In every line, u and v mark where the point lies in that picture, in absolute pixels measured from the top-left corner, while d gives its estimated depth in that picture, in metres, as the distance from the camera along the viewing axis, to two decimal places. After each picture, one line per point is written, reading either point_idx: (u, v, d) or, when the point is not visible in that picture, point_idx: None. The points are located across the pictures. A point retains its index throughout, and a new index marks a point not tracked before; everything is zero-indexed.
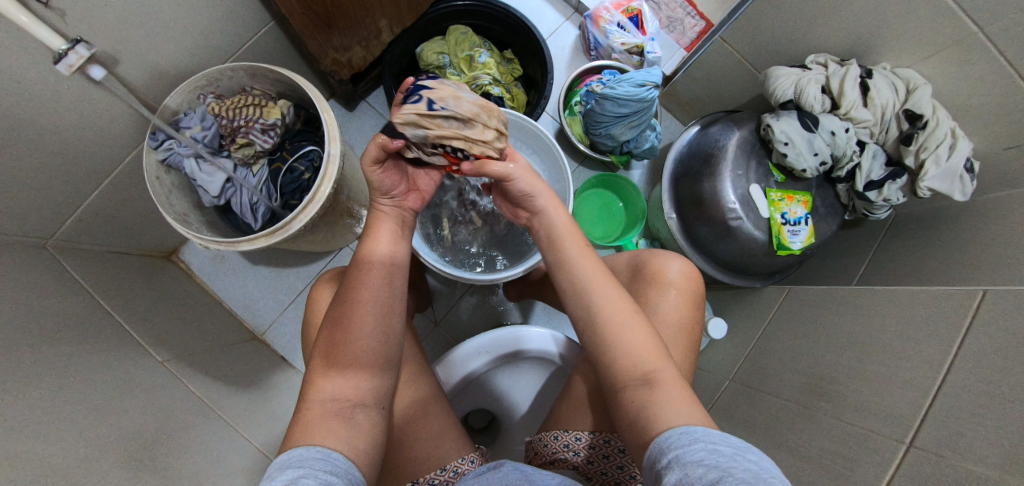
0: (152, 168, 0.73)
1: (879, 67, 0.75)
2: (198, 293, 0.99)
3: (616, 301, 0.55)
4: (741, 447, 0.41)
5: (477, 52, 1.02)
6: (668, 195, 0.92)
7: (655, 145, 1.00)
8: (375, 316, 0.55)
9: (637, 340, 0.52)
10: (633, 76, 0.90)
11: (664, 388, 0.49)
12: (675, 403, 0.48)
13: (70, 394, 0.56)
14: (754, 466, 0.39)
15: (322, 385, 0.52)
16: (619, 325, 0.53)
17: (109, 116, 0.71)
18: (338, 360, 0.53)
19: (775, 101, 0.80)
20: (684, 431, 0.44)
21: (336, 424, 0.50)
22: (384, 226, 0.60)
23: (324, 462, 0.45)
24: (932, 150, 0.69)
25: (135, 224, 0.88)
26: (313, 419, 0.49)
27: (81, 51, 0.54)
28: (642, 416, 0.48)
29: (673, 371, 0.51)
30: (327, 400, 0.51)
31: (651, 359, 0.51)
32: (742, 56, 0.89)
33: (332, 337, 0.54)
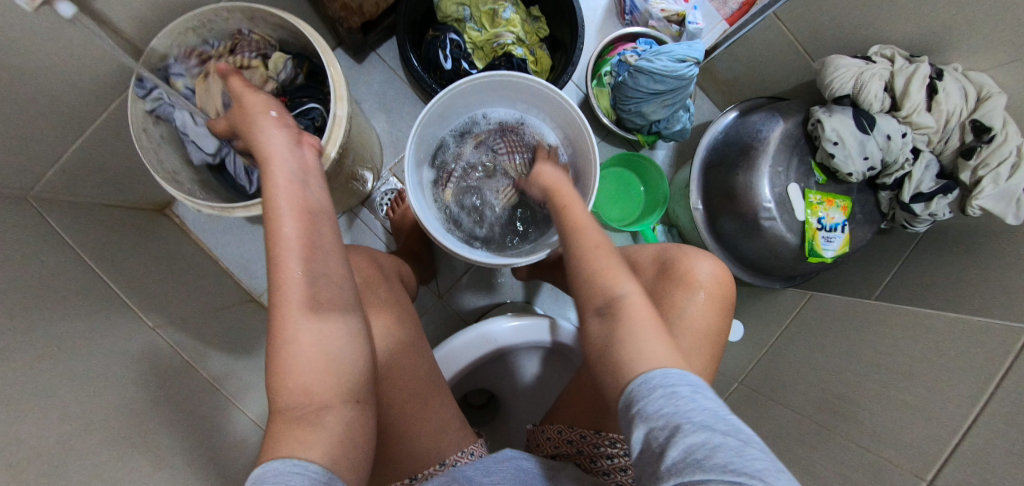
0: (138, 119, 0.65)
1: (950, 68, 0.68)
2: (193, 250, 0.94)
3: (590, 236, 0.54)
4: (696, 384, 0.40)
5: (501, 6, 0.93)
6: (696, 184, 0.86)
7: (687, 128, 0.93)
8: (330, 265, 0.49)
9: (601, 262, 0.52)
10: (673, 50, 0.82)
11: (629, 320, 0.46)
12: (652, 338, 0.44)
13: (57, 367, 0.53)
14: (711, 402, 0.38)
15: (284, 389, 0.44)
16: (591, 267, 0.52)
17: (90, 58, 0.62)
18: (293, 324, 0.45)
19: (829, 94, 0.73)
20: (644, 380, 0.41)
21: (308, 429, 0.42)
22: (277, 163, 0.51)
23: (300, 477, 0.39)
24: (993, 166, 0.64)
25: (125, 176, 0.81)
26: (280, 429, 0.42)
27: None
28: (613, 353, 0.45)
29: (637, 296, 0.48)
30: (288, 407, 0.43)
31: (610, 284, 0.50)
32: (795, 37, 0.81)
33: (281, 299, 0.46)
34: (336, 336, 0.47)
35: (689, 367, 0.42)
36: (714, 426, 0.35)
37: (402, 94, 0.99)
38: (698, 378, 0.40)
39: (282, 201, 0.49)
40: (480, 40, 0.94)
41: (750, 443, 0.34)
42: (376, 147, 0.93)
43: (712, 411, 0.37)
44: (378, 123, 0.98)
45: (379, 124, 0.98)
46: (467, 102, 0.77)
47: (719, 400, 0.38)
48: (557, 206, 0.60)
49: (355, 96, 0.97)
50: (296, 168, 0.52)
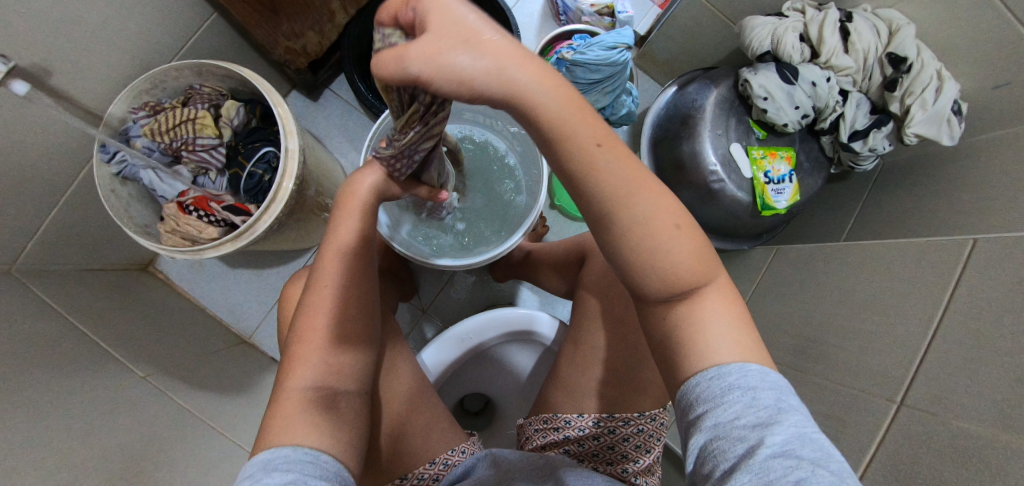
0: (106, 182, 0.69)
1: (859, 9, 0.71)
2: (180, 302, 0.98)
3: (661, 210, 0.39)
4: (781, 394, 0.38)
5: None
6: (648, 161, 0.88)
7: (633, 111, 0.96)
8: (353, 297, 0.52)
9: (685, 254, 0.39)
10: (604, 39, 0.85)
11: (708, 306, 0.41)
12: (725, 327, 0.41)
13: (48, 421, 0.55)
14: (798, 425, 0.36)
15: (301, 371, 0.48)
16: (659, 249, 0.39)
17: (52, 131, 0.67)
18: (316, 349, 0.49)
19: (751, 54, 0.75)
20: (715, 376, 0.39)
21: (320, 415, 0.47)
22: (353, 210, 0.52)
23: (314, 467, 0.43)
24: (918, 94, 0.65)
25: (104, 239, 0.85)
26: (291, 410, 0.46)
27: None
28: (680, 354, 0.41)
29: (721, 288, 0.42)
30: (305, 388, 0.48)
31: (695, 275, 0.40)
32: (717, 8, 0.84)
33: (307, 327, 0.50)
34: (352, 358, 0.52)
35: (767, 363, 0.41)
36: (797, 450, 0.34)
37: (360, 124, 1.03)
38: (782, 382, 0.39)
39: (343, 244, 0.52)
40: None
41: (837, 474, 0.33)
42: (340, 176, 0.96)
43: (796, 428, 0.36)
44: (341, 155, 1.02)
45: (342, 155, 1.03)
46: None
47: (806, 413, 0.37)
48: (596, 146, 0.36)
49: (315, 133, 1.01)
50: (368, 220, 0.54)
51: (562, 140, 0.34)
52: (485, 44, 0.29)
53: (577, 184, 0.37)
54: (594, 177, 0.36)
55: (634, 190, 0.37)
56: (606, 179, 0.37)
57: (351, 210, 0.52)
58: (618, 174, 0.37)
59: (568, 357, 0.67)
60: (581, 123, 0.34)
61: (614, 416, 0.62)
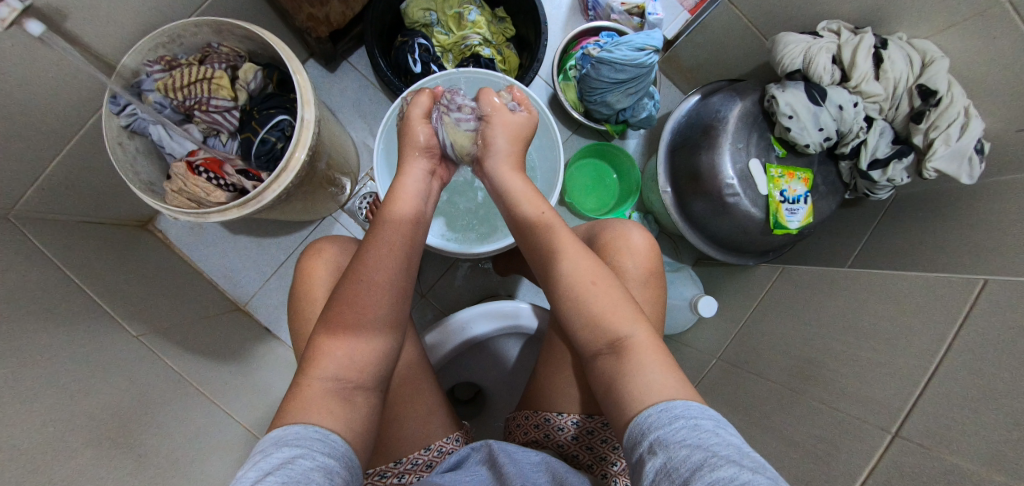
0: (113, 134, 0.67)
1: (895, 38, 0.70)
2: (178, 264, 0.96)
3: (586, 268, 0.54)
4: (720, 421, 0.39)
5: (467, 9, 0.97)
6: (662, 168, 0.87)
7: (653, 115, 0.94)
8: (390, 291, 0.53)
9: (602, 303, 0.51)
10: (632, 39, 0.83)
11: (637, 354, 0.47)
12: (660, 372, 0.45)
13: (43, 373, 0.55)
14: (735, 441, 0.37)
15: (325, 358, 0.49)
16: (585, 298, 0.52)
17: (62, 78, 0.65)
18: (334, 339, 0.50)
19: (781, 71, 0.75)
20: (663, 408, 0.41)
21: (337, 403, 0.47)
22: (406, 194, 0.58)
23: (321, 443, 0.42)
24: (943, 129, 0.65)
25: (103, 192, 0.83)
26: (314, 398, 0.46)
27: (12, 2, 0.50)
28: (620, 387, 0.46)
29: (647, 334, 0.49)
30: (328, 378, 0.48)
31: (620, 324, 0.49)
32: (750, 20, 0.83)
33: (345, 309, 0.51)
34: (377, 350, 0.52)
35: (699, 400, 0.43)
36: (739, 462, 0.35)
37: (375, 100, 1.02)
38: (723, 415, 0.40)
39: (397, 224, 0.55)
40: (448, 43, 0.98)
41: (779, 485, 0.33)
42: (350, 151, 0.95)
43: (737, 448, 0.37)
44: (353, 129, 1.01)
45: (353, 130, 1.01)
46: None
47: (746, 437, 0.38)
48: (538, 214, 0.58)
49: (329, 104, 0.99)
50: (421, 190, 0.60)
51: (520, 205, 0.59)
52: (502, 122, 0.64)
53: (534, 235, 0.57)
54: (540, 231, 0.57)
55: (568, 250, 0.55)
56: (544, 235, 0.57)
57: (405, 193, 0.58)
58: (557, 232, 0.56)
59: (555, 356, 0.65)
60: (530, 202, 0.59)
61: (593, 417, 0.61)
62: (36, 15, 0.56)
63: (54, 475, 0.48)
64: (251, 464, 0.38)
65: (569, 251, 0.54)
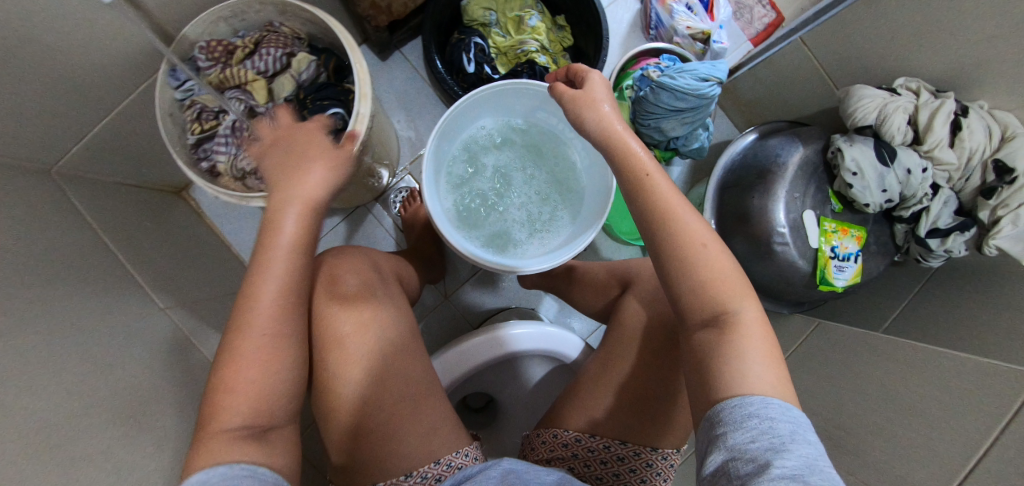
0: (166, 106, 0.65)
1: (975, 105, 0.67)
2: (204, 236, 0.96)
3: (699, 231, 0.51)
4: (799, 425, 0.41)
5: (527, 13, 0.95)
6: (710, 204, 0.85)
7: (705, 146, 0.91)
8: (291, 291, 0.48)
9: (720, 270, 0.50)
10: (697, 68, 0.81)
11: (741, 336, 0.48)
12: (762, 361, 0.46)
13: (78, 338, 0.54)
14: (810, 451, 0.39)
15: (228, 402, 0.44)
16: (704, 267, 0.50)
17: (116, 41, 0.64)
18: (250, 331, 0.46)
19: (851, 123, 0.72)
20: (737, 405, 0.43)
21: (249, 444, 0.44)
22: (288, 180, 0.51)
23: (250, 478, 0.41)
24: (1013, 208, 0.63)
25: (143, 157, 0.83)
26: (215, 441, 0.42)
27: None
28: (716, 366, 0.47)
29: (755, 313, 0.49)
30: (232, 427, 0.44)
31: (728, 299, 0.50)
32: (819, 64, 0.81)
33: (242, 328, 0.46)
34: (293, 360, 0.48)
35: (793, 402, 0.44)
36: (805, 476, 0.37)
37: (423, 94, 1.00)
38: (805, 421, 0.42)
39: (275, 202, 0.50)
40: (504, 46, 0.96)
41: None
42: (393, 144, 0.93)
43: (808, 459, 0.39)
44: (398, 121, 1.00)
45: (397, 122, 1.00)
46: (475, 113, 0.78)
47: (821, 449, 0.40)
48: (644, 176, 0.53)
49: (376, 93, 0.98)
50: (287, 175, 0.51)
51: (629, 162, 0.54)
52: (572, 97, 0.58)
53: (638, 198, 0.53)
54: (654, 192, 0.52)
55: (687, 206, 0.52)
56: (656, 195, 0.52)
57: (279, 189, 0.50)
58: (667, 191, 0.53)
59: (597, 377, 0.64)
60: (643, 158, 0.54)
61: (626, 444, 0.59)
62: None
63: (83, 447, 0.48)
64: None
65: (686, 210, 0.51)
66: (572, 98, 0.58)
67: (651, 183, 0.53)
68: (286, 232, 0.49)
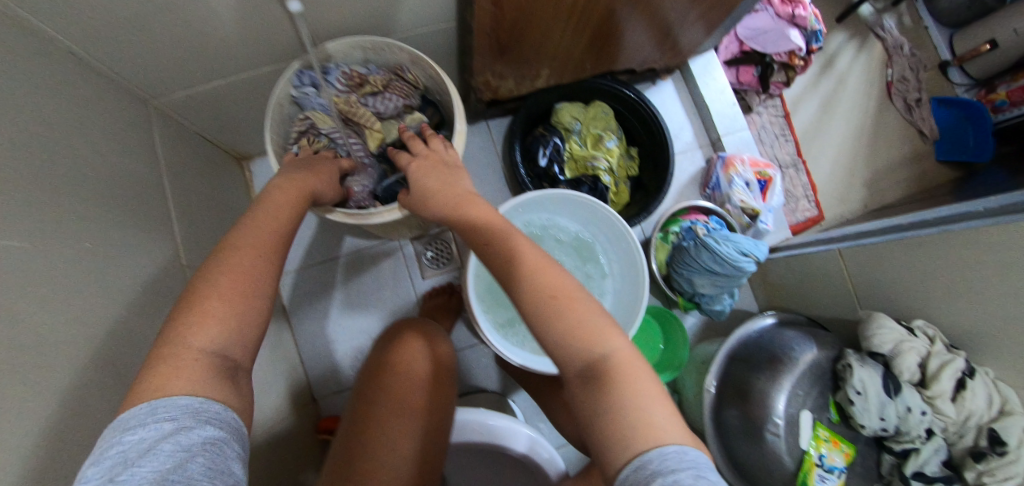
0: (281, 96, 0.74)
1: (982, 370, 0.71)
2: (243, 208, 1.00)
3: (554, 286, 0.53)
4: (699, 467, 0.41)
5: (608, 135, 1.04)
6: (715, 368, 0.87)
7: (725, 311, 0.95)
8: (263, 250, 0.53)
9: (595, 321, 0.51)
10: (740, 242, 0.88)
11: (630, 380, 0.47)
12: (657, 404, 0.45)
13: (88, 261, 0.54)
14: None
15: (202, 333, 0.46)
16: (592, 329, 0.50)
17: (263, 30, 0.71)
18: (195, 334, 0.46)
19: (866, 345, 0.76)
20: (655, 456, 0.41)
21: (214, 375, 0.45)
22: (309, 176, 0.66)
23: (195, 414, 0.42)
24: (999, 479, 0.66)
25: (224, 119, 0.89)
26: (185, 368, 0.44)
27: None
28: (609, 422, 0.45)
29: (622, 352, 0.49)
30: (200, 348, 0.45)
31: (606, 337, 0.50)
32: (851, 278, 0.87)
33: (196, 307, 0.47)
34: (250, 322, 0.50)
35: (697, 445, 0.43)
36: None
37: (492, 165, 1.08)
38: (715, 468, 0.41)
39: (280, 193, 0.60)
40: (578, 154, 1.04)
41: None
42: None
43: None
44: None
45: None
46: (534, 205, 0.82)
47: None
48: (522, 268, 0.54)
49: None
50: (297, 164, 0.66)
51: (490, 237, 0.57)
52: (440, 176, 0.65)
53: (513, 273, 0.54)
54: (519, 261, 0.54)
55: (535, 268, 0.54)
56: (545, 281, 0.53)
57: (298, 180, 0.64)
58: (554, 278, 0.53)
59: None
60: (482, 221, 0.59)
61: None
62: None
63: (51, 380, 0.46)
64: (166, 438, 0.40)
65: (539, 269, 0.53)
66: (423, 168, 0.67)
67: (543, 268, 0.54)
68: (267, 227, 0.55)
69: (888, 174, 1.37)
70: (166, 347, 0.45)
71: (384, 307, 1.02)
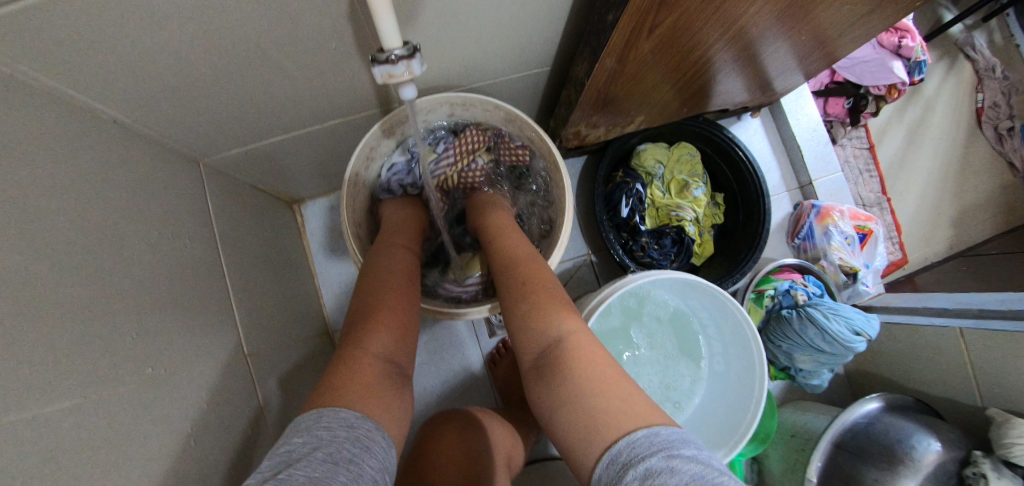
0: (357, 165, 0.66)
1: None
2: (298, 258, 0.93)
3: (549, 296, 0.54)
4: (677, 441, 0.39)
5: (695, 183, 0.95)
6: (817, 459, 0.79)
7: (820, 387, 0.87)
8: (399, 265, 0.60)
9: (549, 304, 0.53)
10: (853, 318, 0.79)
11: (570, 358, 0.48)
12: (630, 394, 0.44)
13: (160, 390, 0.46)
14: (695, 466, 0.36)
15: (371, 344, 0.50)
16: (534, 314, 0.52)
17: (340, 87, 0.62)
18: (371, 339, 0.51)
19: (1002, 451, 0.69)
20: (637, 436, 0.40)
21: (388, 387, 0.49)
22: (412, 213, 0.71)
23: (348, 431, 0.42)
24: None
25: (285, 171, 0.81)
26: (364, 376, 0.47)
27: (414, 66, 0.41)
28: (565, 407, 0.46)
29: (578, 337, 0.49)
30: (377, 359, 0.50)
31: (577, 337, 0.49)
32: (972, 361, 0.79)
33: (367, 322, 0.52)
34: (399, 339, 0.53)
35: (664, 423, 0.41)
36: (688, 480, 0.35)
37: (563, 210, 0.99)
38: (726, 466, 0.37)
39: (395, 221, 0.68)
40: (661, 203, 0.94)
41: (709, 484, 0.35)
42: None
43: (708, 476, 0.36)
44: None
45: None
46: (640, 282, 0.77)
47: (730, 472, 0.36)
48: (519, 282, 0.56)
49: None
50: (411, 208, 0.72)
51: (498, 259, 0.61)
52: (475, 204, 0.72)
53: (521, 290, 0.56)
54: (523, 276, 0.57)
55: (534, 281, 0.56)
56: (544, 293, 0.55)
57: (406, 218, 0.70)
58: (555, 288, 0.55)
59: None
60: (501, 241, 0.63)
61: None
62: (367, 35, 0.54)
63: None
64: (320, 447, 0.40)
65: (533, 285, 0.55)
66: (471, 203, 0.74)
67: (542, 278, 0.56)
68: (399, 250, 0.63)
69: (976, 212, 1.26)
70: (333, 377, 0.47)
71: (446, 367, 0.94)
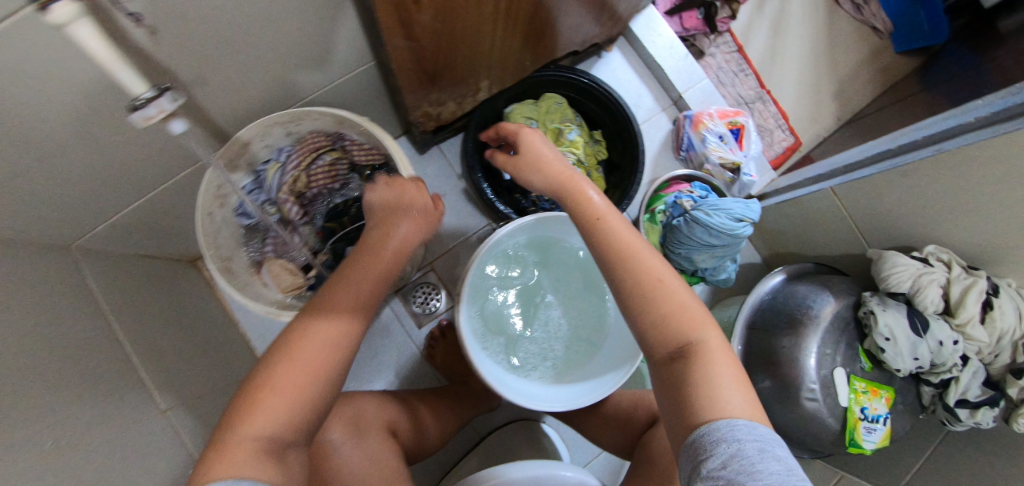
0: (206, 205, 0.68)
1: (1003, 282, 0.68)
2: (215, 311, 0.94)
3: (650, 265, 0.52)
4: (769, 441, 0.41)
5: (567, 128, 0.98)
6: (737, 343, 0.84)
7: (731, 278, 0.93)
8: (346, 293, 0.54)
9: (659, 277, 0.51)
10: (732, 208, 0.84)
11: (707, 358, 0.48)
12: (735, 385, 0.46)
13: None
14: (783, 466, 0.39)
15: (256, 418, 0.44)
16: (665, 293, 0.50)
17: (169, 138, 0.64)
18: (262, 402, 0.45)
19: (885, 287, 0.74)
20: (723, 425, 0.42)
21: (268, 463, 0.43)
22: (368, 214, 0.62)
23: None
24: None
25: (166, 232, 0.82)
26: (239, 458, 0.42)
27: (165, 103, 0.43)
28: (692, 391, 0.46)
29: (716, 339, 0.49)
30: (256, 437, 0.43)
31: (695, 323, 0.50)
32: (848, 214, 0.84)
33: (269, 380, 0.46)
34: (305, 400, 0.47)
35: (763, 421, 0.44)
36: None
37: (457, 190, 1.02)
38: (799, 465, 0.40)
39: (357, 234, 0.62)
40: None
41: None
42: None
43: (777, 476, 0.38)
44: None
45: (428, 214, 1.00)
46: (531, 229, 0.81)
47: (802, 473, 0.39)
48: (594, 220, 0.55)
49: None
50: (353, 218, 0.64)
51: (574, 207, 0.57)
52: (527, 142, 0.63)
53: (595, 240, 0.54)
54: (602, 231, 0.54)
55: (630, 244, 0.53)
56: (609, 236, 0.54)
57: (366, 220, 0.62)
58: (623, 234, 0.54)
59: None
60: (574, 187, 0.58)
61: None
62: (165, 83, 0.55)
63: None
64: None
65: (632, 248, 0.52)
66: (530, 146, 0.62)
67: (622, 230, 0.54)
68: (349, 274, 0.56)
69: (852, 81, 1.32)
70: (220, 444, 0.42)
71: (386, 369, 0.97)
